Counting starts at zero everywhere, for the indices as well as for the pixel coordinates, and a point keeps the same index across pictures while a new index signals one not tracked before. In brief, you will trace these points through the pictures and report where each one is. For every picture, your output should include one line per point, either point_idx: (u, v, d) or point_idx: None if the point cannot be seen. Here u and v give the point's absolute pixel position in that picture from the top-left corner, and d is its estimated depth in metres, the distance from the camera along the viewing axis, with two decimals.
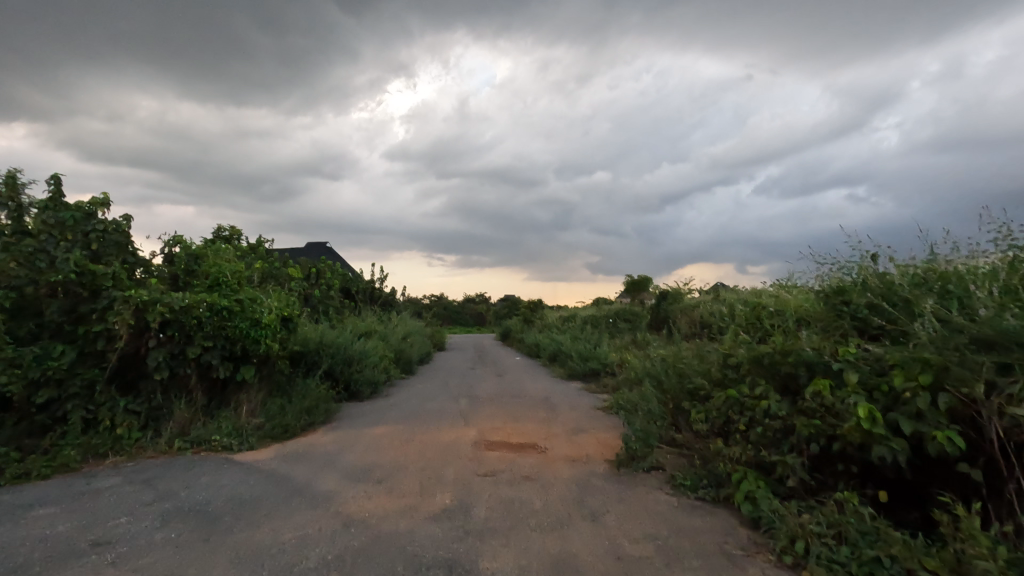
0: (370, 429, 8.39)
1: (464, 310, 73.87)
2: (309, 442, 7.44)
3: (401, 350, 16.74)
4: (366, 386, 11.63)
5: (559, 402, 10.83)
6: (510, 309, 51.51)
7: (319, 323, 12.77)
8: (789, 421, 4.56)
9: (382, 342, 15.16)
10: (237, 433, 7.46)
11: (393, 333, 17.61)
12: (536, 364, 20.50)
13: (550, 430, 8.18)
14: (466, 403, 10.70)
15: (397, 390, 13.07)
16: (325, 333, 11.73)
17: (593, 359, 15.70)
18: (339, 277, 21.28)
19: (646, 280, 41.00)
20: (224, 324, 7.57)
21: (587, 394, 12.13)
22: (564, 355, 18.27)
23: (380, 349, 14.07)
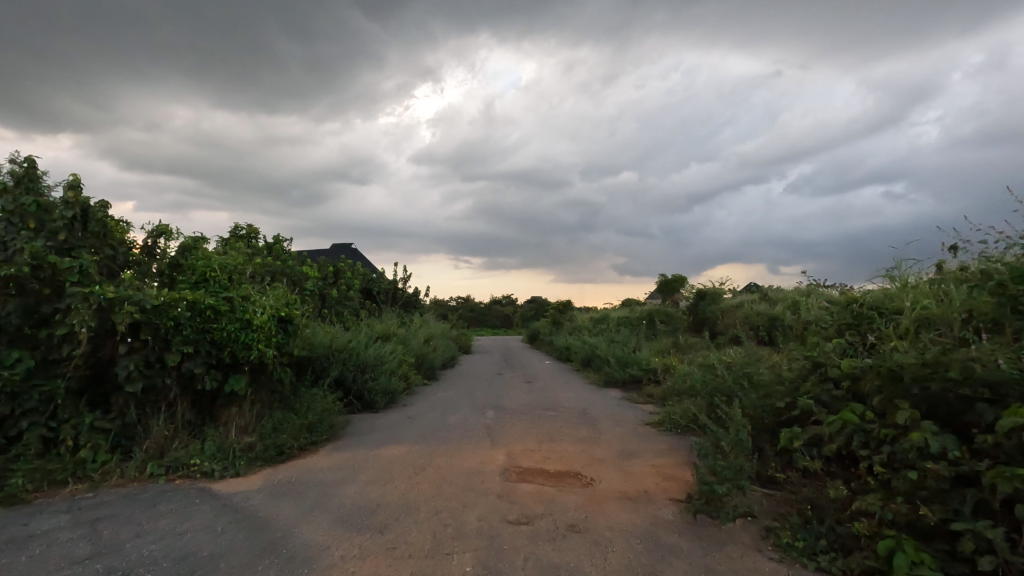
0: (382, 449, 7.19)
1: (490, 312, 72.79)
2: (308, 467, 6.27)
3: (422, 354, 15.58)
4: (381, 396, 10.47)
5: (598, 415, 9.47)
6: (537, 311, 50.11)
7: (332, 326, 11.65)
8: (967, 468, 3.15)
9: (402, 346, 14.01)
10: (223, 455, 6.32)
11: (415, 336, 16.47)
12: (568, 370, 19.14)
13: (593, 453, 6.82)
14: (493, 416, 9.42)
15: (417, 399, 11.87)
16: (337, 336, 10.59)
17: (632, 365, 14.28)
18: (360, 277, 20.25)
19: (680, 280, 39.18)
20: (209, 327, 6.45)
21: (628, 406, 10.75)
22: (598, 361, 16.86)
23: (399, 354, 12.89)
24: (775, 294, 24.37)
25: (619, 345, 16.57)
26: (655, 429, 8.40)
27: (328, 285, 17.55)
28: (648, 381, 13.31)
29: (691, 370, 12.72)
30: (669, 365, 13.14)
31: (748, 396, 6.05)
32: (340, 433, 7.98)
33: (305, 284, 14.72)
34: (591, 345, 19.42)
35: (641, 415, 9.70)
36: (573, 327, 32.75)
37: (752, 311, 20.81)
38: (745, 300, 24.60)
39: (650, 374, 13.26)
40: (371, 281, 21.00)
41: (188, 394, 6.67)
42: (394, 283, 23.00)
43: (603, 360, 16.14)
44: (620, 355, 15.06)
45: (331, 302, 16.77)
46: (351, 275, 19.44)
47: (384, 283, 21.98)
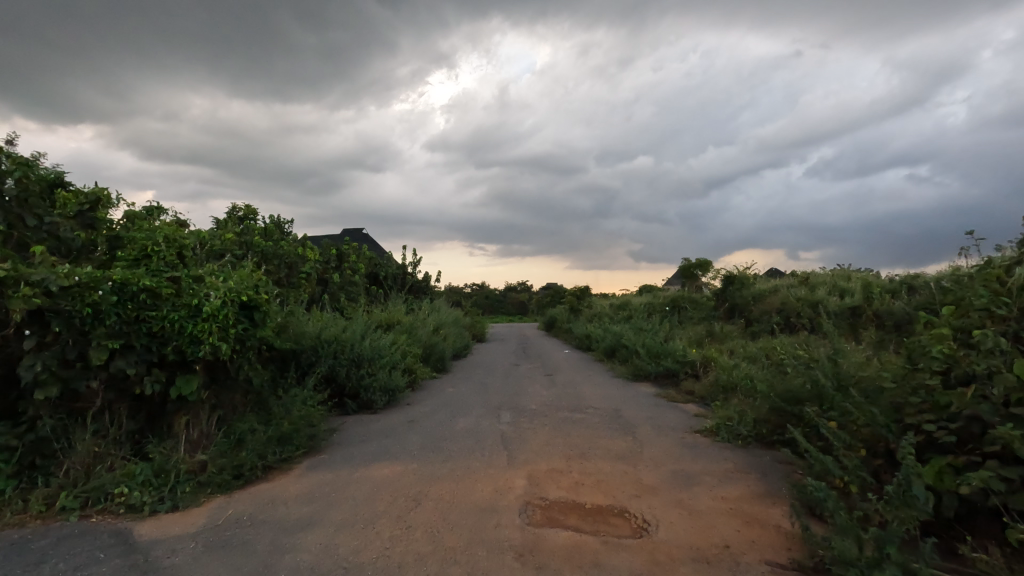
0: (372, 467, 5.77)
1: (505, 299, 71.46)
2: (274, 496, 4.88)
3: (431, 344, 14.13)
4: (381, 395, 9.06)
5: (635, 420, 7.96)
6: (553, 297, 48.51)
7: (325, 313, 10.22)
8: None
9: (408, 336, 12.61)
10: (162, 480, 4.93)
11: (424, 324, 15.06)
12: (590, 360, 17.65)
13: (639, 476, 5.30)
14: (509, 420, 7.96)
15: (424, 396, 10.47)
16: (328, 325, 9.16)
17: (665, 356, 12.71)
18: (365, 261, 18.84)
19: (703, 264, 37.34)
20: (147, 314, 5.06)
21: (667, 406, 9.22)
22: (625, 351, 15.30)
23: (403, 345, 11.44)
24: (814, 278, 22.49)
25: (649, 333, 14.99)
26: (707, 439, 6.86)
27: (330, 269, 16.15)
28: (684, 374, 11.74)
29: (735, 363, 11.12)
30: (709, 357, 11.54)
31: (855, 408, 4.49)
32: (325, 444, 6.57)
33: (301, 268, 13.31)
34: (615, 334, 17.84)
35: (686, 419, 8.16)
36: (593, 314, 31.14)
37: (791, 296, 19.06)
38: (781, 284, 22.75)
39: (687, 366, 11.69)
40: (378, 265, 19.59)
41: (124, 401, 5.28)
42: (403, 268, 21.56)
43: (630, 350, 14.59)
44: (651, 344, 13.48)
45: (332, 287, 15.37)
46: (355, 258, 18.03)
47: (392, 267, 20.54)
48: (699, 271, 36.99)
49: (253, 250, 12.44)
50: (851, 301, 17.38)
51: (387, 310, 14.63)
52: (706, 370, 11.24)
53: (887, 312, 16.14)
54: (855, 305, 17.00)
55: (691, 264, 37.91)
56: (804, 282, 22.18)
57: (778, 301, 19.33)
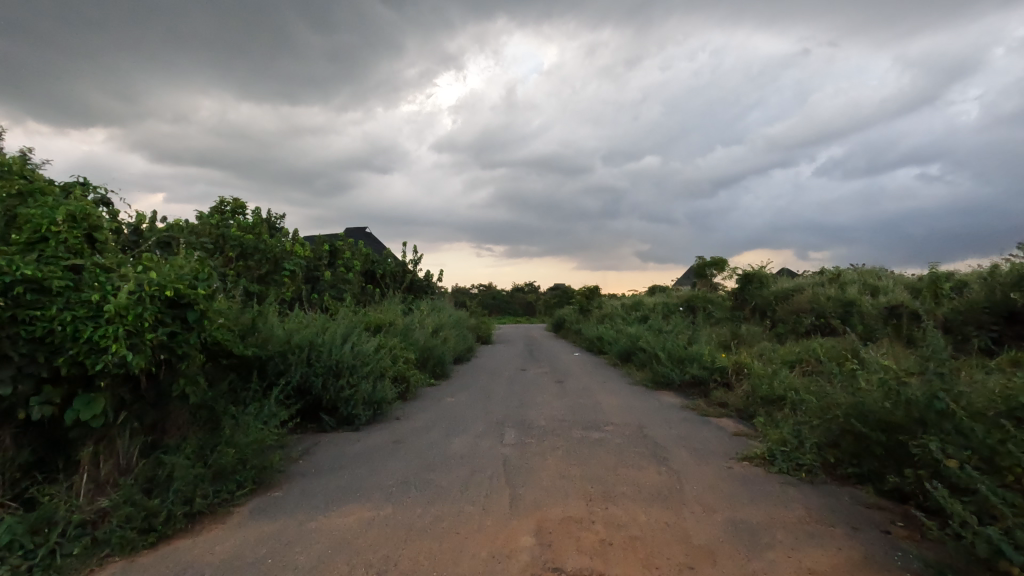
0: (335, 512, 4.48)
1: (512, 300, 70.25)
2: (191, 563, 3.59)
3: (429, 348, 12.84)
4: (364, 409, 7.77)
5: (666, 442, 6.62)
6: (562, 298, 47.06)
7: (304, 313, 8.95)
8: None
9: (402, 339, 11.33)
10: (41, 539, 3.65)
11: (422, 326, 13.76)
12: (603, 365, 16.29)
13: (685, 529, 3.96)
14: (514, 441, 6.64)
15: (417, 408, 9.18)
16: (303, 328, 7.89)
17: (690, 362, 11.33)
18: (361, 258, 17.61)
19: (718, 263, 35.86)
20: (27, 314, 3.83)
21: (700, 422, 7.86)
22: (643, 355, 13.93)
23: (394, 350, 10.15)
24: (842, 276, 20.98)
25: (670, 335, 13.62)
26: (761, 470, 5.50)
27: (320, 266, 14.93)
28: (714, 383, 10.35)
29: (774, 370, 9.72)
30: (742, 363, 10.15)
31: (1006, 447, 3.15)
32: (284, 476, 5.28)
33: (285, 264, 12.08)
34: (630, 336, 16.46)
35: (726, 440, 6.79)
36: (603, 315, 29.72)
37: (821, 295, 17.59)
38: (807, 282, 21.25)
39: (716, 374, 10.31)
40: (375, 262, 18.34)
41: (7, 428, 4.04)
42: (403, 265, 20.30)
43: (650, 355, 13.21)
44: (673, 349, 12.12)
45: (322, 285, 14.13)
46: (350, 255, 16.81)
47: (391, 264, 19.30)
48: (714, 270, 35.44)
49: (231, 243, 11.23)
50: (890, 301, 15.89)
51: (382, 310, 13.40)
52: (740, 378, 9.85)
53: (931, 313, 14.66)
54: (895, 305, 15.49)
55: (705, 262, 36.40)
56: (831, 280, 20.67)
57: (807, 301, 17.84)
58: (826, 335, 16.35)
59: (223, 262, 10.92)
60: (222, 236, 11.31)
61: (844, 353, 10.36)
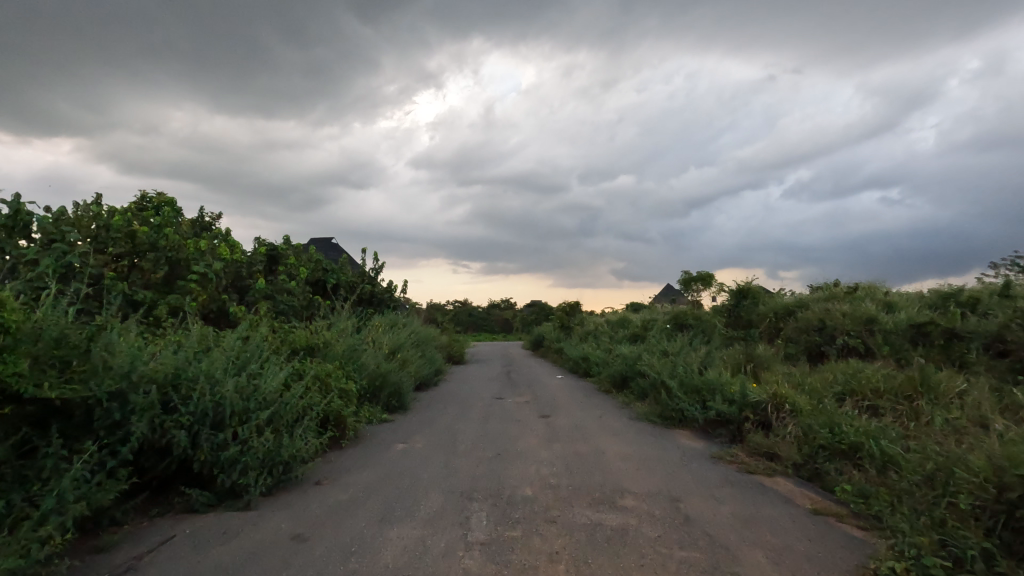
0: None
1: (487, 317, 67.82)
2: None
3: (382, 375, 10.28)
4: (260, 476, 5.16)
5: (725, 538, 4.22)
6: (539, 315, 44.91)
7: (192, 330, 6.36)
8: None
9: (343, 365, 8.77)
10: None
11: (376, 347, 11.24)
12: (592, 392, 13.94)
13: None
14: (485, 537, 4.17)
15: (350, 464, 6.59)
16: (174, 351, 5.31)
17: (709, 394, 9.05)
18: (308, 265, 14.97)
19: (703, 278, 34.12)
20: None
21: (753, 490, 5.50)
22: (643, 383, 11.59)
23: (325, 381, 7.59)
24: (846, 290, 19.11)
25: (675, 357, 11.35)
26: None
27: (253, 272, 12.29)
28: (745, 422, 8.07)
29: (826, 408, 7.49)
30: (782, 396, 7.89)
31: None
32: None
33: (195, 265, 9.45)
34: (623, 358, 14.13)
35: (813, 530, 4.45)
36: (585, 333, 27.46)
37: (833, 310, 15.60)
38: (810, 297, 19.30)
39: (748, 410, 8.03)
40: (325, 270, 15.73)
41: None
42: (361, 274, 17.69)
43: (652, 382, 10.93)
44: (684, 376, 9.82)
45: (251, 296, 11.49)
46: (294, 260, 14.17)
47: (345, 273, 16.68)
48: (700, 285, 33.56)
49: (116, 237, 8.58)
50: (916, 317, 13.92)
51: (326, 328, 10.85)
52: (782, 418, 7.57)
53: (969, 332, 12.70)
54: (922, 323, 13.53)
55: (690, 277, 34.50)
56: (837, 295, 18.74)
57: (818, 317, 15.80)
58: (844, 357, 14.28)
59: (101, 261, 8.27)
60: (105, 226, 8.65)
61: (905, 383, 8.18)
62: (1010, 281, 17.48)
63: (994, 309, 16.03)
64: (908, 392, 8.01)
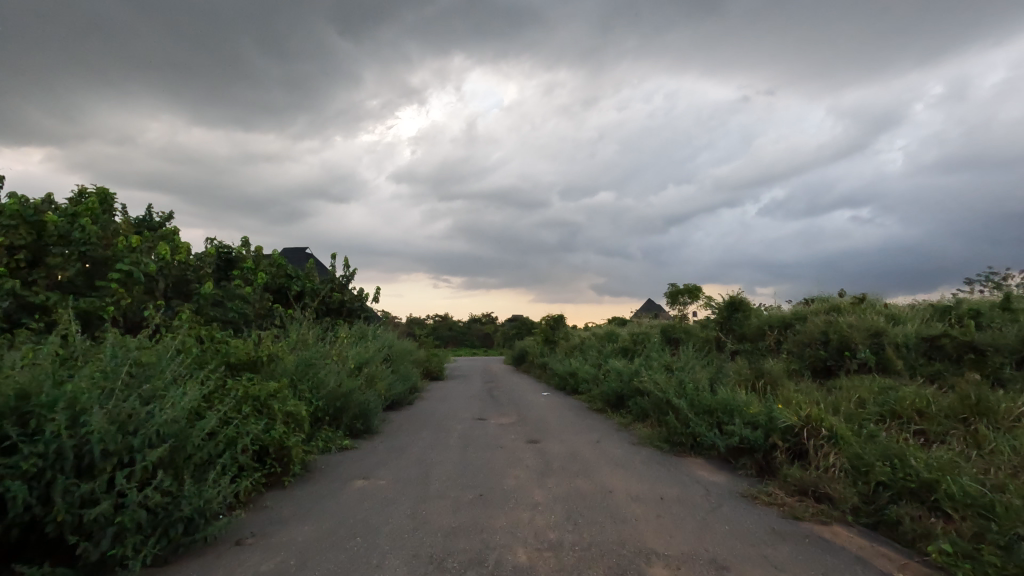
0: None
1: (468, 331, 66.31)
2: None
3: (344, 394, 8.83)
4: (148, 542, 3.69)
5: None
6: (521, 328, 43.64)
7: (82, 340, 4.89)
8: None
9: (292, 383, 7.32)
10: None
11: (339, 362, 9.78)
12: (583, 411, 12.64)
13: None
14: None
15: (291, 513, 5.13)
16: (35, 366, 3.85)
17: (726, 416, 7.80)
18: (267, 271, 13.44)
19: (689, 290, 33.30)
20: None
21: (817, 549, 4.22)
22: (643, 403, 10.30)
23: (262, 405, 6.11)
24: (845, 301, 18.17)
25: (678, 372, 10.11)
26: None
27: (199, 276, 10.76)
28: (773, 450, 6.83)
29: (872, 436, 6.28)
30: (817, 420, 6.65)
31: None
32: None
33: (119, 262, 7.94)
34: (617, 374, 12.87)
35: None
36: (570, 347, 26.20)
37: (838, 321, 14.59)
38: (808, 309, 18.32)
39: (776, 435, 6.79)
40: (288, 277, 14.22)
41: None
42: (331, 281, 16.21)
43: (654, 402, 9.66)
44: (694, 395, 8.56)
45: (194, 302, 9.96)
46: (250, 265, 12.64)
47: (312, 281, 15.19)
48: (686, 298, 32.75)
49: (16, 227, 7.07)
50: (930, 330, 12.91)
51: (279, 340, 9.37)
52: (821, 446, 6.33)
53: (990, 346, 11.71)
54: (935, 336, 12.57)
55: (677, 289, 33.56)
56: (837, 307, 17.80)
57: (821, 330, 14.77)
58: (854, 372, 13.21)
59: None
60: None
61: (955, 404, 7.03)
62: (1012, 292, 16.75)
63: (1004, 321, 15.17)
64: (962, 414, 6.83)
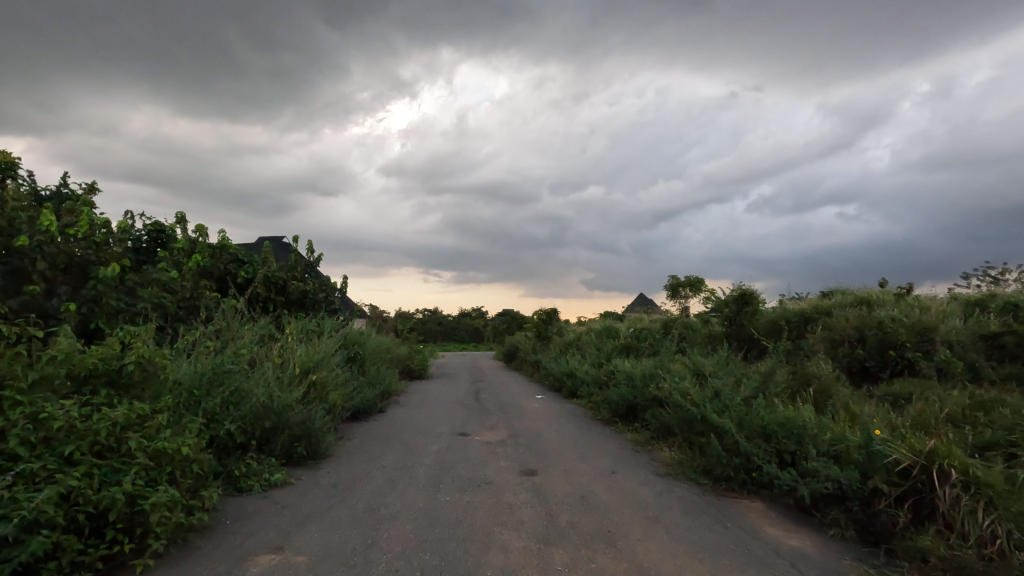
0: None
1: (458, 326, 64.14)
2: None
3: (278, 410, 6.64)
4: None
5: None
6: (511, 323, 41.57)
7: None
8: None
9: (178, 406, 5.10)
10: None
11: (278, 367, 7.60)
12: (586, 423, 10.52)
13: None
14: None
15: None
16: None
17: (793, 445, 5.73)
18: (204, 253, 11.13)
19: (689, 283, 31.33)
20: None
21: None
22: (666, 417, 8.20)
23: (106, 447, 3.97)
24: (874, 294, 16.23)
25: (712, 378, 8.01)
26: None
27: (106, 257, 8.53)
28: (875, 499, 4.76)
29: None
30: (943, 457, 4.60)
31: None
32: None
33: None
34: (628, 378, 10.77)
35: None
36: (565, 345, 24.09)
37: (878, 315, 12.63)
38: (833, 302, 16.34)
39: (881, 478, 4.72)
40: (234, 261, 11.92)
41: None
42: (292, 268, 13.90)
43: (683, 418, 7.57)
44: (742, 413, 6.45)
45: (89, 290, 7.72)
46: (183, 246, 10.37)
47: (268, 267, 12.93)
48: (686, 292, 30.75)
49: None
50: (993, 325, 10.92)
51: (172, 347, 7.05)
52: (958, 496, 4.26)
53: None
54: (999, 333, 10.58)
55: (677, 282, 31.51)
56: (866, 300, 15.84)
57: (856, 326, 12.71)
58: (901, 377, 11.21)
59: None
60: None
61: None
62: None
63: None
64: None
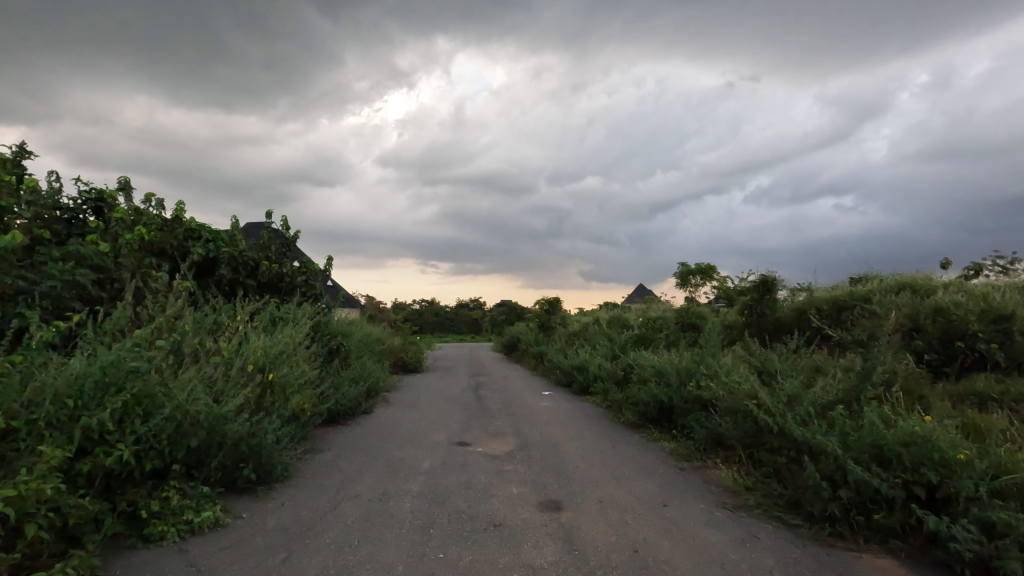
0: None
1: (456, 317, 62.49)
2: None
3: (211, 423, 4.90)
4: None
5: None
6: (511, 315, 39.93)
7: None
8: None
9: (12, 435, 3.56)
10: None
11: (223, 364, 5.83)
12: (609, 429, 8.83)
13: None
14: None
15: None
16: None
17: (931, 477, 4.03)
18: (152, 226, 9.32)
19: (701, 270, 29.59)
20: None
21: None
22: (719, 426, 6.49)
23: None
24: (918, 278, 14.44)
25: (780, 377, 6.27)
26: None
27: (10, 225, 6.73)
28: None
29: None
30: None
31: None
32: None
33: None
34: (657, 375, 9.05)
35: None
36: (571, 336, 22.37)
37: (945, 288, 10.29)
38: (871, 286, 14.47)
39: None
40: (191, 238, 10.11)
41: None
42: (264, 246, 12.06)
43: (747, 429, 5.86)
44: (843, 427, 4.74)
45: None
46: (122, 215, 8.58)
47: (235, 245, 11.10)
48: (698, 279, 29.04)
49: None
50: None
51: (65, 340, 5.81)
52: None
53: None
54: None
55: (687, 269, 29.69)
56: (911, 285, 13.99)
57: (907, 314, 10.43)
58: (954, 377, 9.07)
59: None
60: None
61: None
62: None
63: None
64: None
